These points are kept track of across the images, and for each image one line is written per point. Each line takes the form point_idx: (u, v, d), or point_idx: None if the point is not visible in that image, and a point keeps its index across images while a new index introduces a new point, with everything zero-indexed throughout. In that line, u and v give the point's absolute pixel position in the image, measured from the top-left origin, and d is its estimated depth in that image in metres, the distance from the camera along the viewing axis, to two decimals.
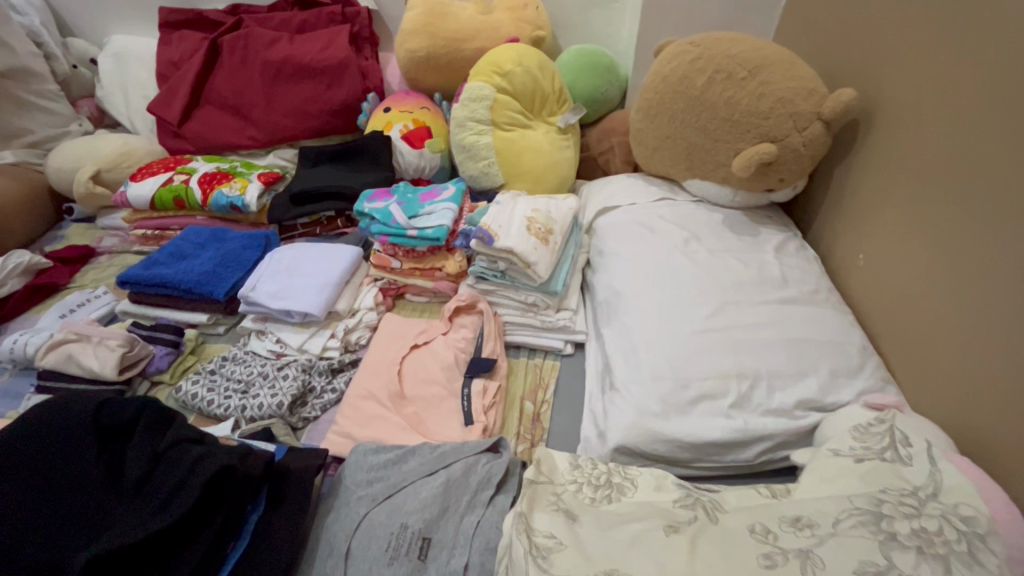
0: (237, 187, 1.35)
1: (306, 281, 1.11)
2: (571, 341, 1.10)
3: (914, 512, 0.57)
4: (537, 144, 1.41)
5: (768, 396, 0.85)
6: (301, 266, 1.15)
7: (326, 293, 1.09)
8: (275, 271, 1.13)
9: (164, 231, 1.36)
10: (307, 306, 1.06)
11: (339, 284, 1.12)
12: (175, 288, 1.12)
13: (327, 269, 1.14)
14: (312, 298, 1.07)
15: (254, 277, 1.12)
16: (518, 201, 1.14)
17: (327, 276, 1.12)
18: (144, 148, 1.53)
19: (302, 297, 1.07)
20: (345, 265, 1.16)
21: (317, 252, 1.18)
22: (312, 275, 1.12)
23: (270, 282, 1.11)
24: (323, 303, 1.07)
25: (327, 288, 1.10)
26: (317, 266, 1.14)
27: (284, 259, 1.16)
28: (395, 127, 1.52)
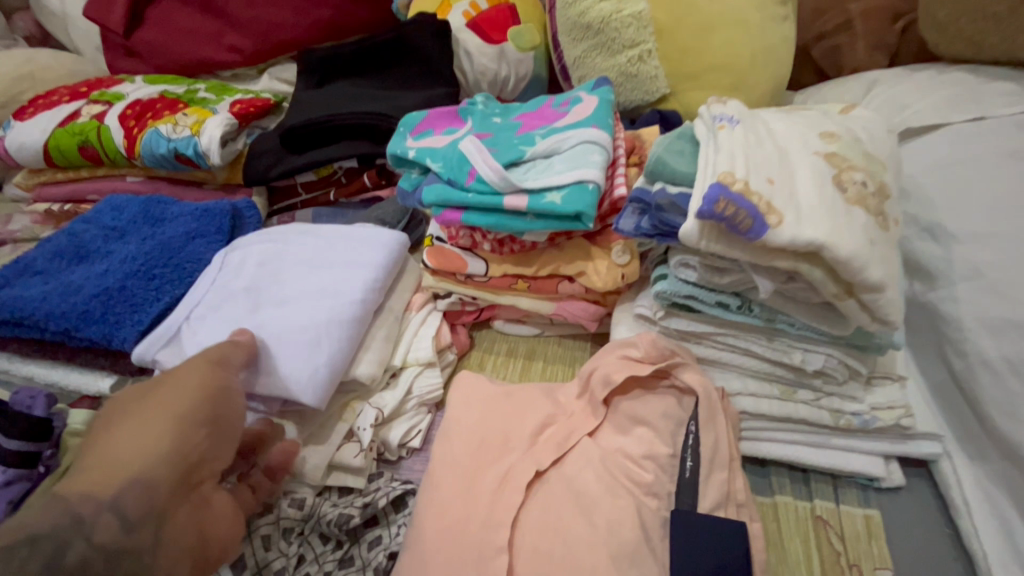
0: (187, 122, 0.75)
1: (284, 323, 0.52)
2: (895, 458, 0.46)
3: None
4: (736, 9, 0.71)
5: None
6: (280, 289, 0.56)
7: (329, 349, 0.50)
8: (225, 300, 0.55)
9: (77, 203, 0.79)
10: (288, 387, 0.48)
11: (359, 323, 0.53)
12: (47, 328, 0.56)
13: (331, 291, 0.54)
14: (297, 366, 0.48)
15: (181, 314, 0.55)
16: (769, 118, 0.47)
17: (331, 307, 0.53)
18: (61, 68, 0.95)
19: (275, 365, 0.49)
20: (370, 279, 0.56)
21: (314, 251, 0.59)
22: (301, 308, 0.53)
23: (213, 329, 0.53)
24: (324, 374, 0.49)
25: (330, 339, 0.50)
26: (310, 286, 0.55)
27: (245, 271, 0.58)
28: (456, 8, 0.88)
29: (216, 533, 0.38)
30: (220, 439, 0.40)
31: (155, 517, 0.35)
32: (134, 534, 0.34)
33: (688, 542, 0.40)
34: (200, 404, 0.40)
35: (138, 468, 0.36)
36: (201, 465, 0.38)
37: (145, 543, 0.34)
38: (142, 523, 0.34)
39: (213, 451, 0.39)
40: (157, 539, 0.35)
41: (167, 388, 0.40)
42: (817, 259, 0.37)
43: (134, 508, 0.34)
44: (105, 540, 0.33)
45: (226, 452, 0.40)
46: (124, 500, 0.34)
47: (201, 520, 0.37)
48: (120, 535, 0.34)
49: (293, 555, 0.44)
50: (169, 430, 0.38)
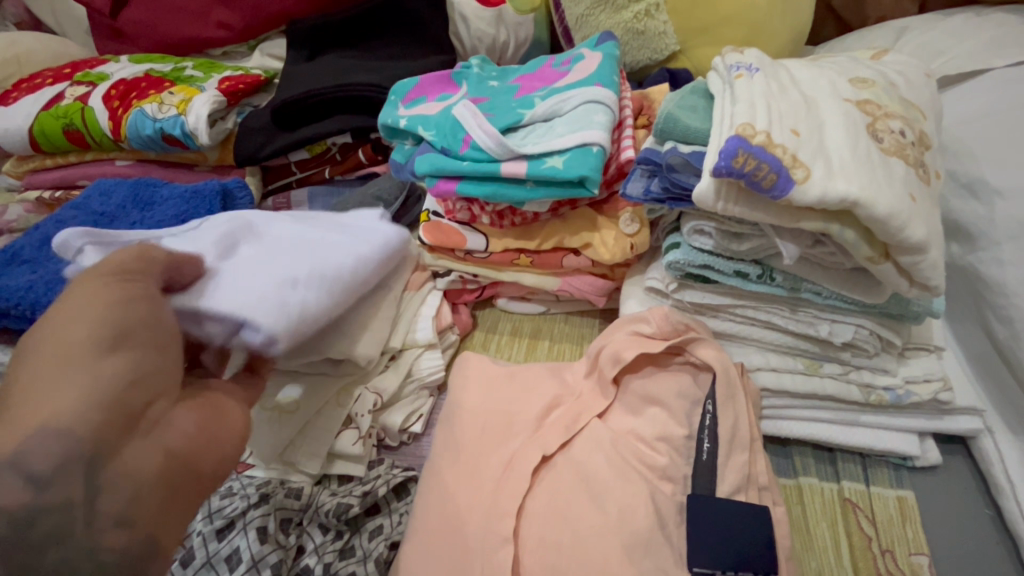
0: (173, 100, 0.72)
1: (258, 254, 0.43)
2: (932, 435, 0.43)
3: None
4: None
5: None
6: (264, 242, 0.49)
7: (312, 294, 0.41)
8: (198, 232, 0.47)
9: (67, 189, 0.77)
10: (239, 305, 0.38)
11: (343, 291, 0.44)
12: (35, 319, 0.55)
13: (320, 244, 0.46)
14: (258, 292, 0.39)
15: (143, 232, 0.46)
16: (795, 66, 0.42)
17: (316, 258, 0.44)
18: (47, 50, 0.92)
19: (238, 286, 0.39)
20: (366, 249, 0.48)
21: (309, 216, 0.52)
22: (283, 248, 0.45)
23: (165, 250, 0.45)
24: (294, 314, 0.40)
25: (309, 284, 0.42)
26: (298, 234, 0.47)
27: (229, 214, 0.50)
28: None
29: (189, 451, 0.29)
30: (156, 354, 0.30)
31: (83, 461, 0.25)
32: (48, 491, 0.25)
33: (706, 529, 0.37)
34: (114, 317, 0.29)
35: (43, 411, 0.26)
36: (130, 390, 0.28)
37: (75, 494, 0.25)
38: (61, 475, 0.25)
39: (140, 370, 0.29)
40: (96, 486, 0.26)
41: (62, 312, 0.29)
42: (848, 218, 0.33)
43: (42, 461, 0.25)
44: (9, 506, 0.24)
45: (167, 367, 0.30)
46: (30, 450, 0.25)
47: (158, 447, 0.28)
48: (30, 496, 0.24)
49: (291, 547, 0.42)
50: (76, 359, 0.27)
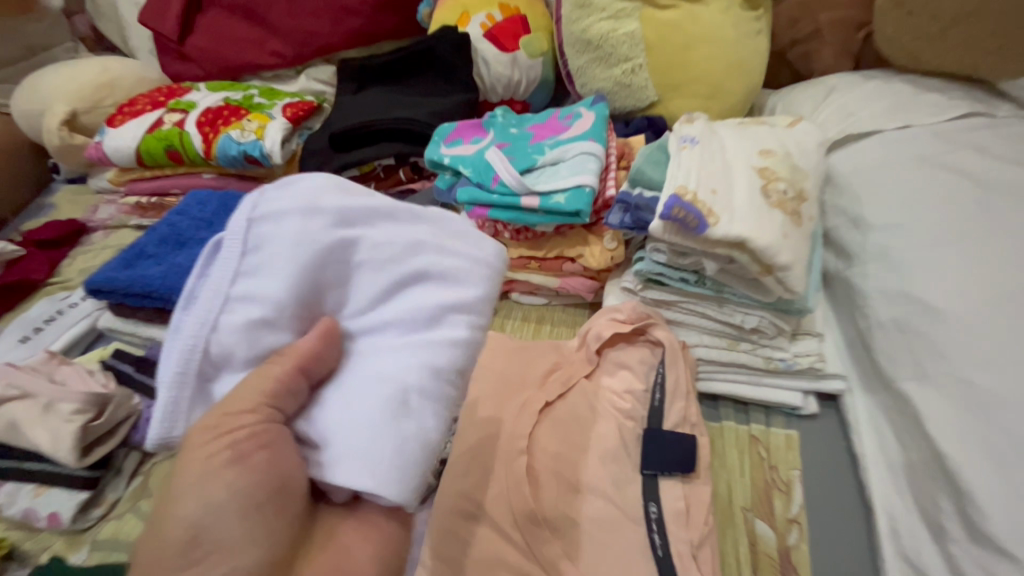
0: (252, 129, 0.91)
1: (359, 371, 0.40)
2: (815, 393, 0.62)
3: None
4: (715, 28, 0.84)
5: None
6: (348, 312, 0.42)
7: (424, 417, 0.38)
8: (263, 325, 0.39)
9: (164, 197, 0.96)
10: (357, 480, 0.36)
11: (460, 379, 0.41)
12: (165, 300, 0.73)
13: (427, 328, 0.40)
14: (365, 447, 0.37)
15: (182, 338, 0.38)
16: (723, 135, 0.62)
17: (428, 349, 0.39)
18: (132, 76, 1.10)
19: (350, 446, 0.37)
20: (478, 308, 0.42)
21: (380, 244, 0.42)
22: (387, 353, 0.40)
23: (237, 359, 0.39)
24: (412, 463, 0.37)
25: (426, 396, 0.38)
26: (385, 316, 0.41)
27: (272, 260, 0.39)
28: (473, 20, 0.99)
29: None
30: (259, 523, 0.38)
31: None
32: None
33: (653, 448, 0.56)
34: (221, 497, 0.37)
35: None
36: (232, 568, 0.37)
37: None
38: None
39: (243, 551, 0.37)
40: None
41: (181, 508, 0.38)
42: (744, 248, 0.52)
43: None
44: None
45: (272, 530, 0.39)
46: None
47: None
48: None
49: None
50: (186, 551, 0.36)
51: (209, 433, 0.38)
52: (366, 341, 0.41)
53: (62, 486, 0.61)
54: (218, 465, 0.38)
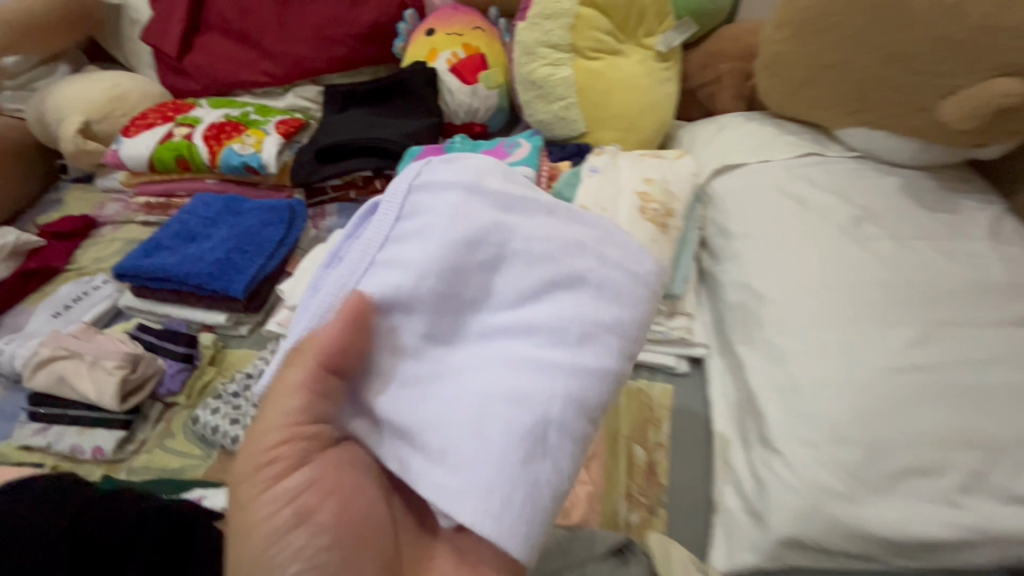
0: (251, 142, 1.08)
1: (498, 375, 0.47)
2: (686, 357, 0.83)
3: None
4: (631, 77, 1.06)
5: (1014, 477, 0.58)
6: (490, 299, 0.50)
7: (552, 461, 0.45)
8: (411, 293, 0.48)
9: (172, 198, 1.13)
10: (491, 515, 0.43)
11: (588, 420, 0.48)
12: (182, 283, 0.90)
13: (569, 344, 0.48)
14: (497, 468, 0.44)
15: (331, 286, 0.50)
16: (622, 167, 0.83)
17: (569, 376, 0.47)
18: (139, 90, 1.26)
19: (484, 463, 0.44)
20: (615, 333, 0.50)
21: (536, 238, 0.51)
22: (530, 366, 0.47)
23: (380, 323, 0.48)
24: (531, 505, 0.44)
25: (560, 424, 0.46)
26: (528, 329, 0.49)
27: (426, 228, 0.50)
28: (441, 56, 1.19)
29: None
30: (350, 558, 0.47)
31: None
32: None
33: None
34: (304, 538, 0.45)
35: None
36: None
37: None
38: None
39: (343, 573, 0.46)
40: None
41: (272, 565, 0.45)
42: None
43: None
44: None
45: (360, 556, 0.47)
46: None
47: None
48: None
49: None
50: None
51: (269, 483, 0.47)
52: (502, 335, 0.49)
53: (102, 426, 0.78)
54: (288, 530, 0.45)
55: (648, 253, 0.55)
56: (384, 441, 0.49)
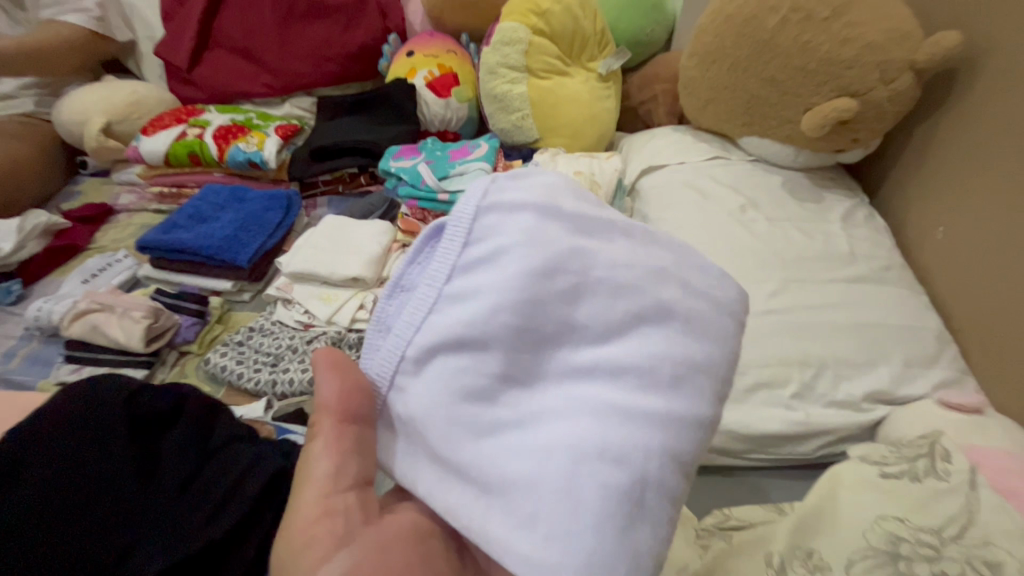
0: (254, 142, 1.27)
1: (588, 432, 0.40)
2: None
3: (935, 552, 0.56)
4: (576, 93, 1.28)
5: (834, 386, 0.78)
6: (573, 333, 0.43)
7: (649, 531, 0.40)
8: (487, 326, 0.42)
9: (182, 188, 1.31)
10: None
11: (681, 474, 0.42)
12: (196, 254, 1.07)
13: (663, 389, 0.42)
14: (588, 550, 0.38)
15: (403, 323, 0.44)
16: (557, 161, 1.12)
17: (664, 431, 0.41)
18: (154, 98, 1.44)
19: (575, 542, 0.38)
20: (707, 374, 0.44)
21: (617, 264, 0.44)
22: (619, 416, 0.41)
23: (450, 364, 0.42)
24: None
25: (657, 488, 0.40)
26: (618, 376, 0.42)
27: (498, 250, 0.43)
28: (418, 74, 1.39)
29: None
30: None
31: None
32: None
33: None
34: None
35: None
36: None
37: None
38: None
39: None
40: None
41: None
42: None
43: None
44: None
45: None
46: None
47: None
48: None
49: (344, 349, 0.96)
50: None
51: (310, 571, 0.45)
52: (587, 382, 0.42)
53: (128, 365, 0.94)
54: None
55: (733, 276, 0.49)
56: (454, 499, 0.43)
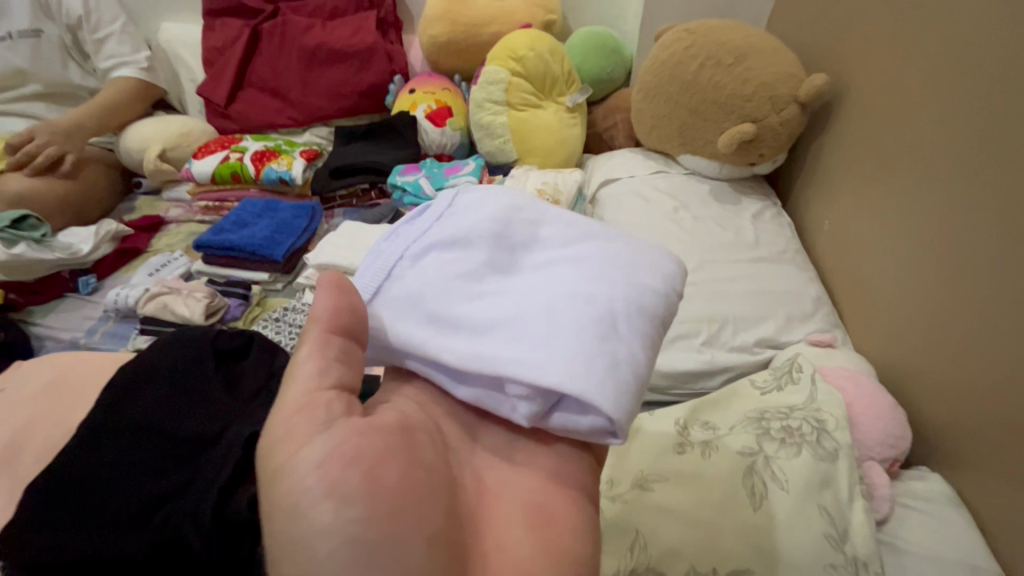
0: (284, 164, 1.55)
1: (557, 285, 0.61)
2: None
3: (785, 415, 0.82)
4: (548, 123, 1.57)
5: (733, 335, 1.04)
6: (540, 240, 0.68)
7: (623, 344, 0.57)
8: (473, 231, 0.66)
9: (223, 203, 1.58)
10: (575, 384, 0.53)
11: (646, 319, 0.60)
12: (241, 250, 1.33)
13: (612, 262, 0.63)
14: (572, 347, 0.55)
15: (411, 237, 0.69)
16: (529, 175, 1.42)
17: (620, 282, 0.61)
18: (199, 130, 1.73)
19: (561, 344, 0.56)
20: (654, 263, 0.66)
21: (564, 208, 0.72)
22: (585, 273, 0.62)
23: (456, 257, 0.66)
24: (610, 374, 0.54)
25: (625, 314, 0.58)
26: (579, 257, 0.64)
27: (478, 197, 0.71)
28: (419, 107, 1.69)
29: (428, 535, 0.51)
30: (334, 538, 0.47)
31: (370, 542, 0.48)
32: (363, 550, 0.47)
33: None
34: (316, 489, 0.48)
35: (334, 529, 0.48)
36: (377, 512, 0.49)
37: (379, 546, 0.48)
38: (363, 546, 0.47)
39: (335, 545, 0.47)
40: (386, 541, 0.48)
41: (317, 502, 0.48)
42: None
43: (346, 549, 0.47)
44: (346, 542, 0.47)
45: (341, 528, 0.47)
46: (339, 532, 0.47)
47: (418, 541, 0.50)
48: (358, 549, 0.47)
49: None
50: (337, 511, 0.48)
51: (293, 453, 0.50)
52: (553, 263, 0.65)
53: None
54: (315, 496, 0.48)
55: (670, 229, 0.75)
56: (464, 337, 0.60)
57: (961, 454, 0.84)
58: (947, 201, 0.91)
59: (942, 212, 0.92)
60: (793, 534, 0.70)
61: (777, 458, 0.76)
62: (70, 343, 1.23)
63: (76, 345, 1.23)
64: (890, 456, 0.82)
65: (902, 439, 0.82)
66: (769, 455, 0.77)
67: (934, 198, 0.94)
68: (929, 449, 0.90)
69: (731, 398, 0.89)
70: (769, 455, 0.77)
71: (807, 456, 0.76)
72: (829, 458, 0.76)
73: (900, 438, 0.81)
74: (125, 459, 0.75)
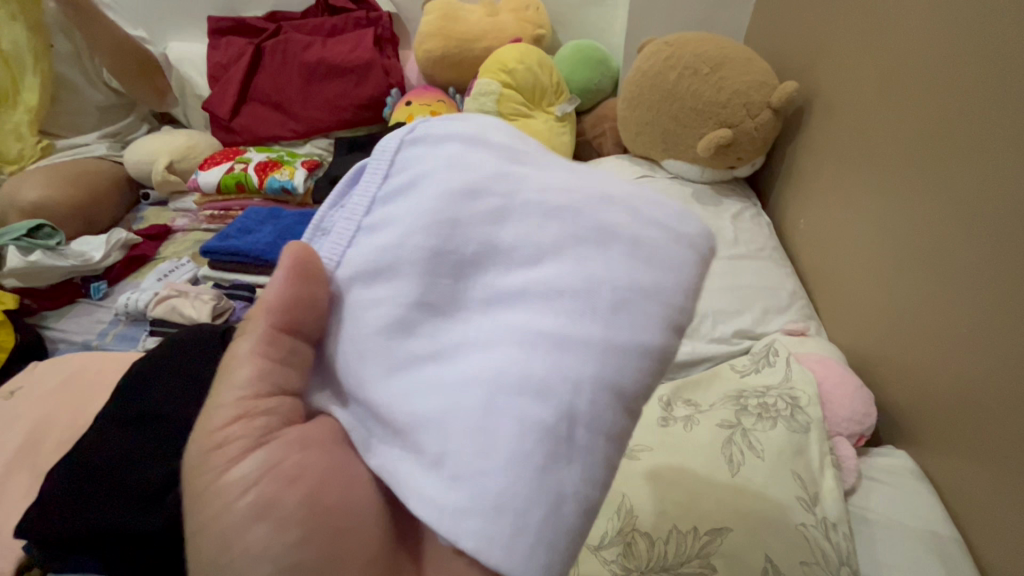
0: (287, 173, 1.62)
1: (502, 358, 0.44)
2: None
3: (762, 394, 0.87)
4: (539, 131, 1.64)
5: (713, 327, 1.09)
6: (495, 256, 0.49)
7: (573, 472, 0.41)
8: (405, 250, 0.49)
9: (228, 212, 1.65)
10: (488, 540, 0.40)
11: (619, 411, 0.43)
12: (246, 255, 1.40)
13: (586, 318, 0.44)
14: (499, 480, 0.40)
15: (331, 253, 0.54)
16: None
17: (591, 357, 0.43)
18: (205, 143, 1.81)
19: (485, 474, 0.41)
20: (657, 304, 0.45)
21: (545, 191, 0.50)
22: (544, 341, 0.43)
23: (381, 293, 0.49)
24: (543, 525, 0.40)
25: (585, 421, 0.41)
26: (542, 300, 0.45)
27: (420, 182, 0.52)
28: (415, 118, 1.76)
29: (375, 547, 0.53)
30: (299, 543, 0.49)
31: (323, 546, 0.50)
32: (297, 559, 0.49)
33: None
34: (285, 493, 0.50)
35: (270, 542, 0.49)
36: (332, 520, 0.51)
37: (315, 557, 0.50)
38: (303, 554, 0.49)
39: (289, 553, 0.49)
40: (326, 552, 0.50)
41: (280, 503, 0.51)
42: None
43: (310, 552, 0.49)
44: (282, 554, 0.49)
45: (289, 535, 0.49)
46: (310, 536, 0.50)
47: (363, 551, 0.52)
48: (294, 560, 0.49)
49: None
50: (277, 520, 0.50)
51: (232, 458, 0.51)
52: (506, 305, 0.47)
53: None
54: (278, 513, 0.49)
55: (697, 214, 0.51)
56: (381, 422, 0.48)
57: (924, 434, 0.89)
58: (897, 198, 0.99)
59: (895, 208, 0.99)
60: (769, 496, 0.74)
61: (753, 430, 0.81)
62: (82, 345, 1.29)
63: (88, 346, 1.29)
64: (858, 431, 0.87)
65: (869, 416, 0.87)
66: (746, 428, 0.81)
67: (888, 194, 1.01)
68: (897, 431, 0.96)
69: (711, 382, 0.95)
70: (747, 428, 0.82)
71: (780, 428, 0.81)
72: (800, 430, 0.81)
73: (867, 415, 0.87)
74: (137, 446, 0.81)
